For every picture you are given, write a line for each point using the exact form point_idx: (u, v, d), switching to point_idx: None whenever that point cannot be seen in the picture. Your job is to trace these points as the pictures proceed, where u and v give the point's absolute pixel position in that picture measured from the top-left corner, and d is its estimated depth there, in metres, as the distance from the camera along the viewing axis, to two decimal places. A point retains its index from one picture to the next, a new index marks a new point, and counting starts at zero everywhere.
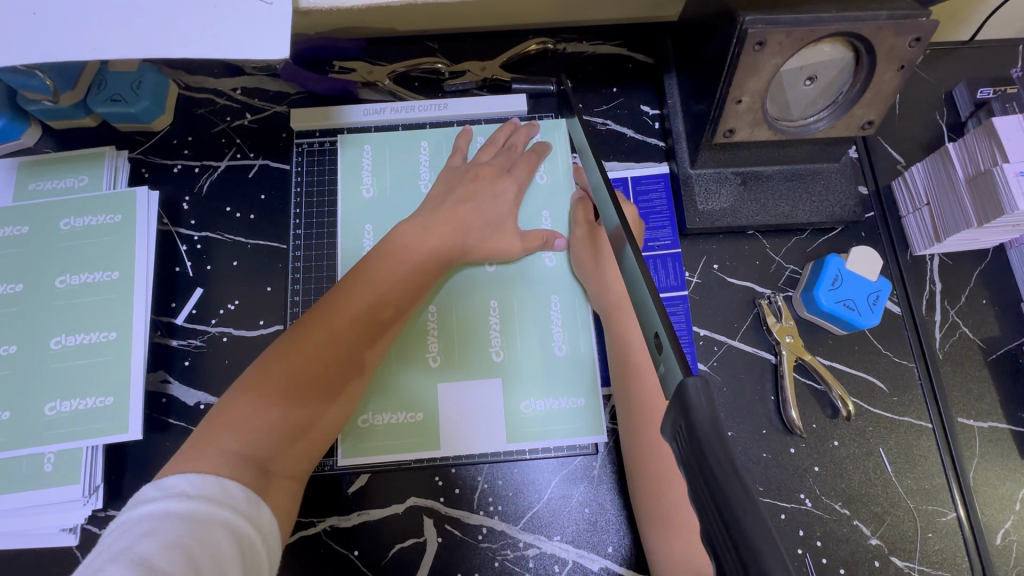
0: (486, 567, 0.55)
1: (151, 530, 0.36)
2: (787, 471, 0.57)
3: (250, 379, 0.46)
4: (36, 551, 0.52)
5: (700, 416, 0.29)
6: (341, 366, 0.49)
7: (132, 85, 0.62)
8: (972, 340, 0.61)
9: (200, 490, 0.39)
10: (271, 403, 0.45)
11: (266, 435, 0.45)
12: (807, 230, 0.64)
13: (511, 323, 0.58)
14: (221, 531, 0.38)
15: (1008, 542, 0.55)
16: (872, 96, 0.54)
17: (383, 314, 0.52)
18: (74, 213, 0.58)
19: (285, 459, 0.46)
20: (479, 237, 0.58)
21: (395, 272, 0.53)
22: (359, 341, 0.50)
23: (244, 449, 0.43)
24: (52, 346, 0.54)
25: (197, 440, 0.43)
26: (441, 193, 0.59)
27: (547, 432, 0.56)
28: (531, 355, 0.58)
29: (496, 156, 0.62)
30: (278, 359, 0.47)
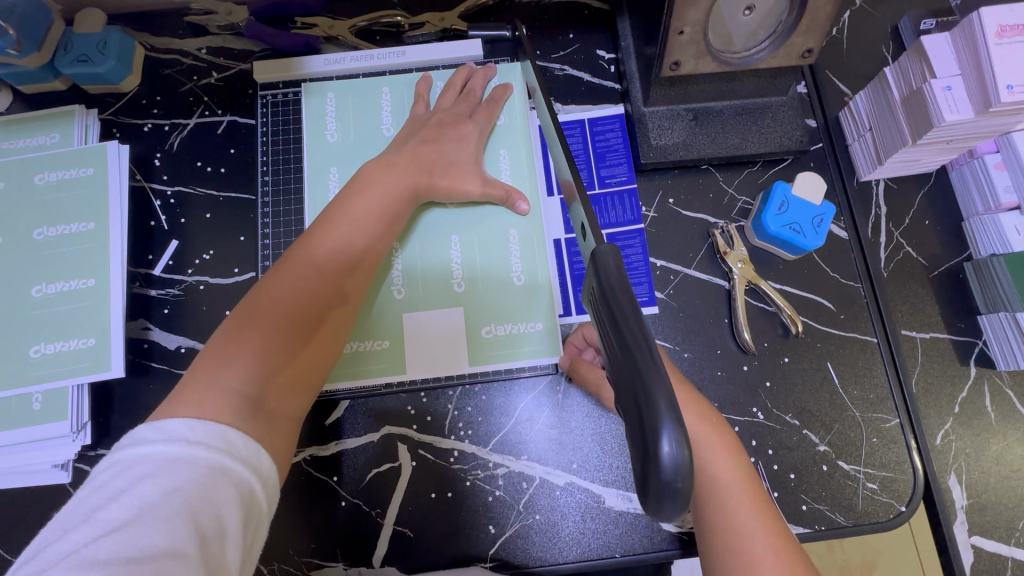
0: (458, 487, 0.58)
1: (149, 474, 0.35)
2: (741, 387, 0.61)
3: (234, 323, 0.46)
4: (32, 486, 0.56)
5: (609, 273, 0.38)
6: (326, 300, 0.49)
7: (98, 45, 0.64)
8: (915, 259, 0.64)
9: (199, 437, 0.38)
10: (260, 341, 0.45)
11: (261, 373, 0.44)
12: (758, 162, 0.67)
13: (473, 257, 0.61)
14: (219, 479, 0.37)
15: (946, 441, 0.59)
16: (809, 23, 0.55)
17: (359, 249, 0.52)
18: (48, 168, 0.60)
19: (282, 397, 0.45)
20: (445, 173, 0.59)
21: (363, 208, 0.53)
22: (341, 276, 0.50)
23: (240, 387, 0.43)
24: (33, 294, 0.57)
25: (188, 384, 0.42)
26: (405, 135, 0.60)
27: (510, 355, 0.60)
28: (494, 286, 0.61)
29: (455, 103, 0.63)
30: (261, 299, 0.47)
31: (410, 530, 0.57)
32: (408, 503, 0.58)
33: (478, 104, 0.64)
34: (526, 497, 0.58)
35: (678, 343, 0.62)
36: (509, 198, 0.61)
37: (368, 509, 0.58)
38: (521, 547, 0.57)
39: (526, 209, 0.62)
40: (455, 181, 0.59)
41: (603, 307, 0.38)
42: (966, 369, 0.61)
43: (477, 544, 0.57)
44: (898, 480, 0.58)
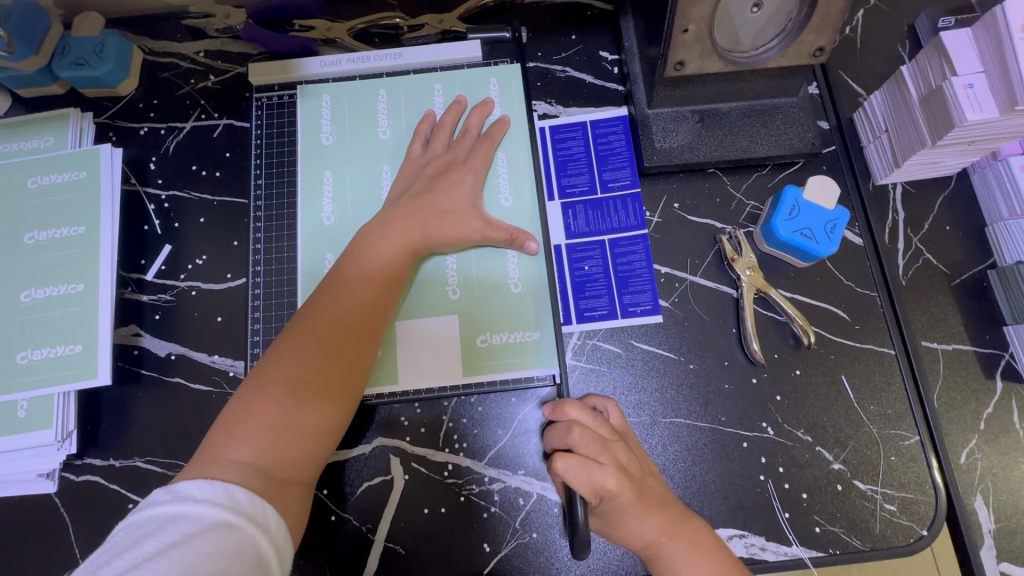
0: (452, 502, 0.56)
1: (156, 530, 0.38)
2: (750, 401, 0.58)
3: (248, 391, 0.47)
4: (17, 494, 0.55)
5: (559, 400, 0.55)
6: (334, 366, 0.49)
7: (96, 49, 0.64)
8: (936, 266, 0.61)
9: (205, 493, 0.40)
10: (272, 407, 0.46)
11: (273, 442, 0.45)
12: (768, 166, 0.64)
13: (471, 284, 0.59)
14: (219, 534, 0.38)
15: (972, 461, 0.56)
16: (819, 20, 0.53)
17: (364, 312, 0.51)
18: (40, 172, 0.59)
19: (295, 463, 0.45)
20: (444, 229, 0.56)
21: (364, 270, 0.53)
22: (349, 341, 0.50)
23: (252, 456, 0.44)
24: (22, 299, 0.56)
25: (206, 452, 0.44)
26: (401, 187, 0.59)
27: (515, 364, 0.58)
28: (493, 302, 0.59)
29: (449, 147, 0.61)
30: (272, 367, 0.48)
31: (401, 546, 0.55)
32: (400, 518, 0.55)
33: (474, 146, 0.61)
34: (522, 514, 0.55)
35: (683, 353, 0.59)
36: (514, 239, 0.58)
37: (359, 524, 0.55)
38: (517, 567, 0.54)
39: (536, 249, 0.58)
40: (452, 223, 0.57)
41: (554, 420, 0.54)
42: (992, 384, 0.57)
43: (471, 563, 0.54)
44: (919, 502, 0.55)
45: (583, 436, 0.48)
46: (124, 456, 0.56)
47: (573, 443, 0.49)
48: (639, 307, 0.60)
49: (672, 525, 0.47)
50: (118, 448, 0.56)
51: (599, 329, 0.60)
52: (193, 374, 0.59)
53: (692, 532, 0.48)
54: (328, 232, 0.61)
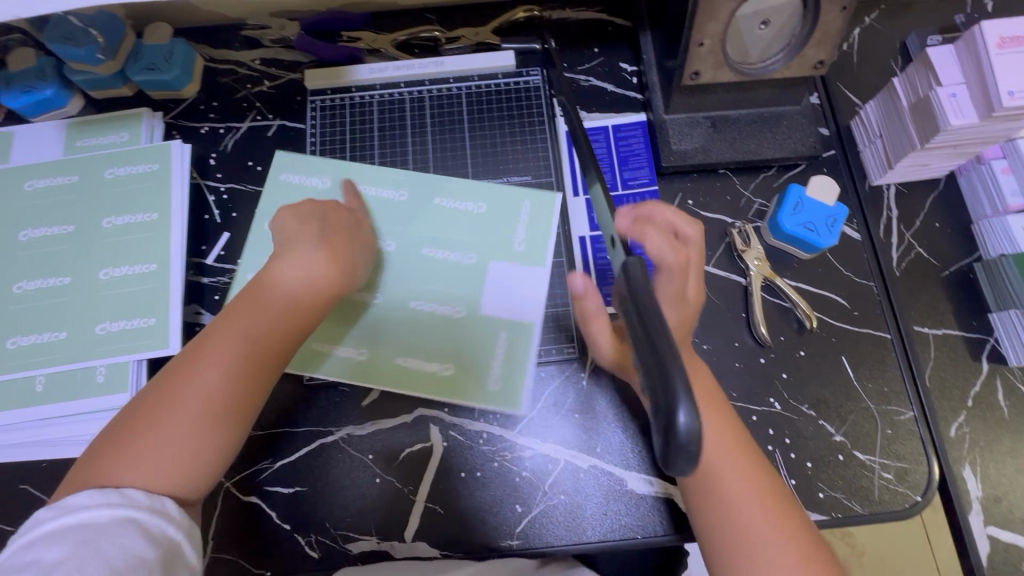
0: (486, 467, 0.61)
1: (64, 536, 0.41)
2: (758, 379, 0.63)
3: (136, 412, 0.49)
4: (91, 454, 0.60)
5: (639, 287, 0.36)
6: (221, 392, 0.50)
7: (165, 55, 0.70)
8: (927, 259, 0.67)
9: (97, 501, 0.43)
10: (170, 429, 0.48)
11: (156, 464, 0.47)
12: (773, 168, 0.70)
13: (497, 296, 0.64)
14: (124, 528, 0.42)
15: (961, 434, 0.61)
16: (820, 36, 0.59)
17: (258, 337, 0.52)
18: (117, 164, 0.66)
19: (182, 484, 0.48)
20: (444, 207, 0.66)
21: (270, 297, 0.54)
22: (237, 366, 0.51)
23: (145, 472, 0.46)
24: (101, 277, 0.62)
25: (90, 471, 0.46)
26: (338, 221, 0.60)
27: (527, 347, 0.63)
28: (499, 273, 0.64)
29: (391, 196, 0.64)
30: (160, 390, 0.49)
31: (441, 506, 0.60)
32: (439, 481, 0.61)
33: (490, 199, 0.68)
34: (550, 479, 0.60)
35: (696, 335, 0.65)
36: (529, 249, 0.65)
37: (401, 486, 0.61)
38: (545, 528, 0.59)
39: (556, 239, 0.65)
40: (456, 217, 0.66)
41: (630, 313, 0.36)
42: (979, 365, 0.63)
43: (504, 522, 0.59)
44: (913, 471, 0.60)
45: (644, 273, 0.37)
46: None
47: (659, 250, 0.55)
48: None
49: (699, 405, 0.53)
50: None
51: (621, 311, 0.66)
52: None
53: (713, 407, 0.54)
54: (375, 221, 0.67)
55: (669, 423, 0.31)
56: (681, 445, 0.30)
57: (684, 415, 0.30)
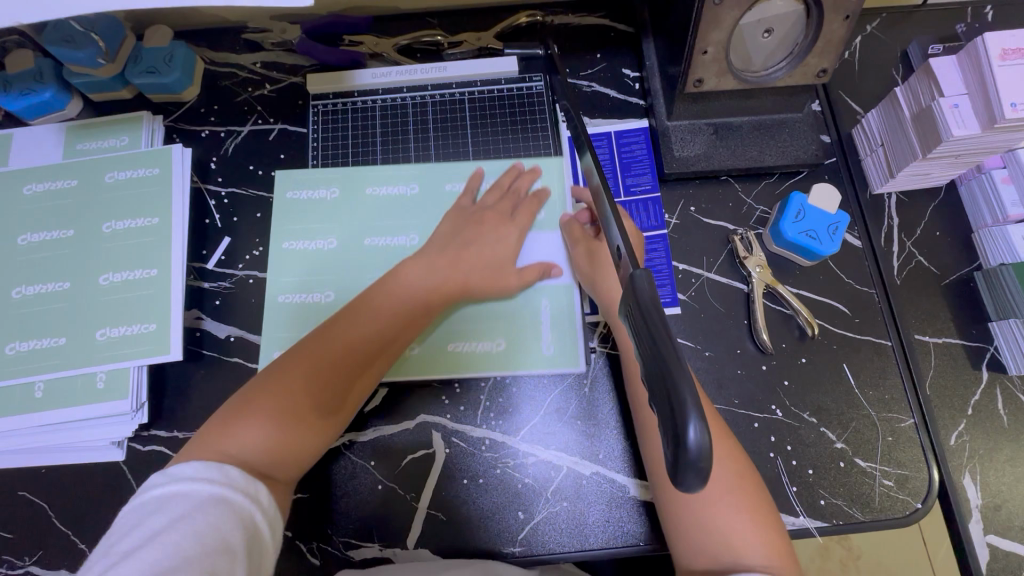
0: (489, 474, 0.61)
1: (160, 509, 0.41)
2: (759, 386, 0.63)
3: (254, 389, 0.51)
4: (91, 460, 0.59)
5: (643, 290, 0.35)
6: (338, 380, 0.53)
7: (165, 58, 0.70)
8: (927, 267, 0.67)
9: (203, 473, 0.43)
10: (282, 407, 0.50)
11: (264, 440, 0.48)
12: (775, 175, 0.70)
13: (512, 309, 0.65)
14: (220, 509, 0.41)
15: (961, 442, 0.62)
16: (823, 45, 0.60)
17: (378, 335, 0.56)
18: (117, 168, 0.65)
19: (281, 462, 0.48)
20: (529, 186, 0.68)
21: (391, 301, 0.58)
22: (357, 360, 0.54)
23: (249, 448, 0.47)
24: (101, 282, 0.61)
25: (204, 439, 0.47)
26: (449, 231, 0.64)
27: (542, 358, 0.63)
28: (533, 246, 0.67)
29: (499, 201, 0.66)
30: (281, 370, 0.51)
31: (443, 513, 0.60)
32: (441, 488, 0.61)
33: (521, 202, 0.67)
34: (553, 485, 0.60)
35: (698, 342, 0.65)
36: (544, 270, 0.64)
37: (402, 492, 0.61)
38: (547, 535, 0.59)
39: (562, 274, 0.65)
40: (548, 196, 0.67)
41: (638, 321, 0.35)
42: (979, 373, 0.64)
43: (506, 530, 0.59)
44: (913, 478, 0.60)
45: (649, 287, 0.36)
46: (188, 428, 0.61)
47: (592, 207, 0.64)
48: None
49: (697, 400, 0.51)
50: (182, 420, 0.61)
51: None
52: (250, 355, 0.64)
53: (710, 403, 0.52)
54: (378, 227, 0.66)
55: (679, 439, 0.30)
56: (690, 460, 0.29)
57: (694, 429, 0.29)
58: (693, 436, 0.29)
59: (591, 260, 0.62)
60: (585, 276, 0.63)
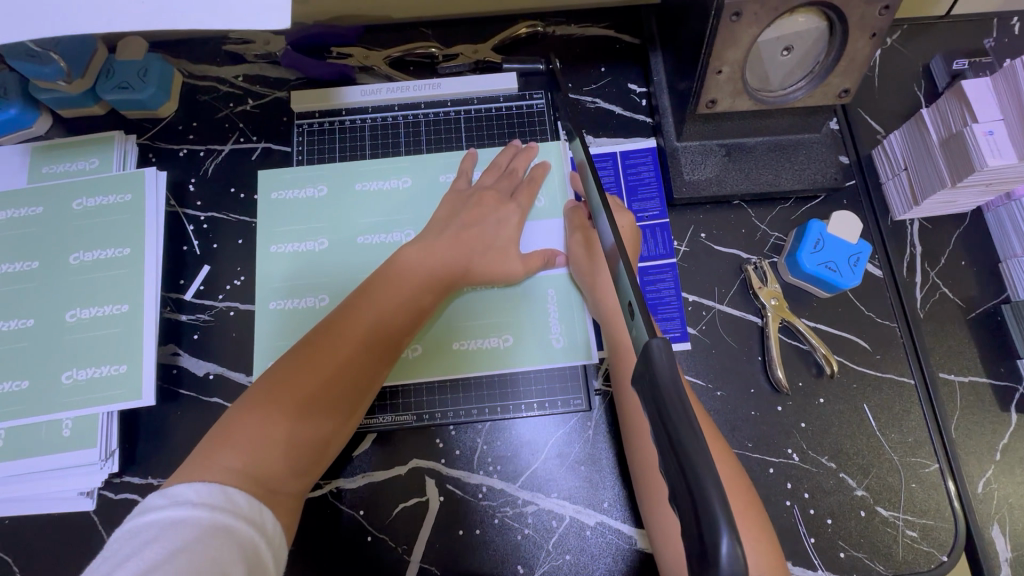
0: (486, 524, 0.57)
1: (155, 538, 0.37)
2: (775, 428, 0.59)
3: (253, 398, 0.47)
4: (57, 511, 0.55)
5: (663, 371, 0.32)
6: (345, 384, 0.49)
7: (139, 73, 0.65)
8: (952, 299, 0.63)
9: (204, 497, 0.40)
10: (279, 418, 0.46)
11: (267, 454, 0.45)
12: (790, 199, 0.66)
13: (515, 306, 0.61)
14: (222, 537, 0.38)
15: (989, 489, 0.58)
16: (847, 64, 0.55)
17: (385, 332, 0.52)
18: (85, 194, 0.62)
19: (286, 476, 0.45)
20: (527, 166, 0.64)
21: (396, 294, 0.53)
22: (363, 361, 0.50)
23: (246, 463, 0.43)
24: (67, 318, 0.58)
25: (200, 455, 0.44)
26: (447, 214, 0.60)
27: (544, 356, 0.60)
28: (534, 232, 0.63)
29: (497, 180, 0.63)
30: (283, 377, 0.48)
31: (437, 568, 0.56)
32: (435, 540, 0.57)
33: (518, 184, 0.63)
34: (554, 536, 0.56)
35: (710, 380, 0.61)
36: (549, 263, 0.61)
37: (393, 544, 0.57)
38: None
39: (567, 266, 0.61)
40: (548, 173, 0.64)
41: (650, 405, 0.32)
42: (1007, 415, 0.60)
43: None
44: (938, 528, 0.56)
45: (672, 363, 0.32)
46: (163, 475, 0.57)
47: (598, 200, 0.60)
48: (668, 335, 0.62)
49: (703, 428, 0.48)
50: (157, 466, 0.57)
51: None
52: (230, 394, 0.59)
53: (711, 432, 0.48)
54: (366, 252, 0.62)
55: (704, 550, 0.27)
56: None
57: (727, 544, 0.26)
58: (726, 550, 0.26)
59: (589, 247, 0.59)
60: (580, 267, 0.60)
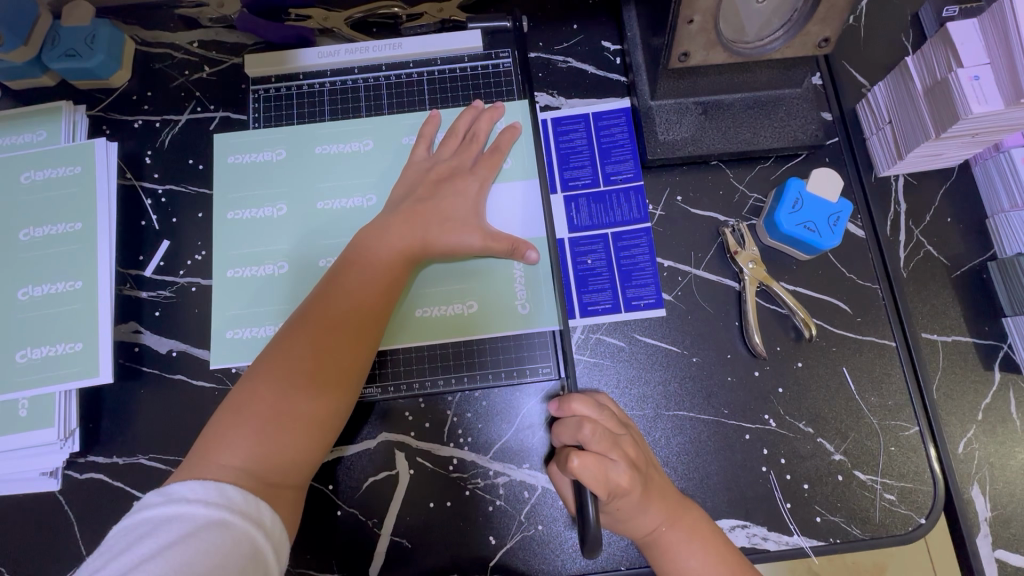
0: (458, 496, 0.56)
1: (152, 532, 0.38)
2: (752, 393, 0.58)
3: (239, 395, 0.47)
4: (20, 492, 0.54)
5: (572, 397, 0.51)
6: (324, 370, 0.48)
7: (87, 40, 0.62)
8: (937, 258, 0.61)
9: (197, 494, 0.40)
10: (265, 413, 0.46)
11: (261, 449, 0.45)
12: (771, 158, 0.64)
13: (481, 277, 0.59)
14: (215, 532, 0.39)
15: (970, 450, 0.57)
16: (825, 11, 0.52)
17: (357, 315, 0.51)
18: (34, 167, 0.60)
19: (285, 469, 0.46)
20: (490, 128, 0.61)
21: (363, 273, 0.53)
22: (340, 341, 0.50)
23: (238, 461, 0.44)
24: (21, 296, 0.57)
25: (198, 454, 0.44)
26: (404, 190, 0.58)
27: (509, 324, 0.59)
28: (500, 197, 0.61)
29: (456, 152, 0.60)
30: (265, 373, 0.48)
31: (408, 540, 0.55)
32: (406, 514, 0.56)
33: (479, 153, 0.60)
34: (527, 507, 0.56)
35: (686, 346, 0.59)
36: (515, 250, 0.57)
37: (364, 519, 0.56)
38: (521, 560, 0.55)
39: (537, 258, 0.57)
40: (514, 138, 0.61)
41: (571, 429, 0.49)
42: (991, 374, 0.58)
43: (476, 555, 0.55)
44: (918, 491, 0.55)
45: (594, 432, 0.48)
46: (128, 453, 0.56)
47: (584, 440, 0.48)
48: (643, 301, 0.60)
49: (670, 514, 0.49)
50: (120, 445, 0.56)
51: (602, 322, 0.60)
52: (194, 371, 0.58)
53: (688, 518, 0.50)
54: (328, 223, 0.59)
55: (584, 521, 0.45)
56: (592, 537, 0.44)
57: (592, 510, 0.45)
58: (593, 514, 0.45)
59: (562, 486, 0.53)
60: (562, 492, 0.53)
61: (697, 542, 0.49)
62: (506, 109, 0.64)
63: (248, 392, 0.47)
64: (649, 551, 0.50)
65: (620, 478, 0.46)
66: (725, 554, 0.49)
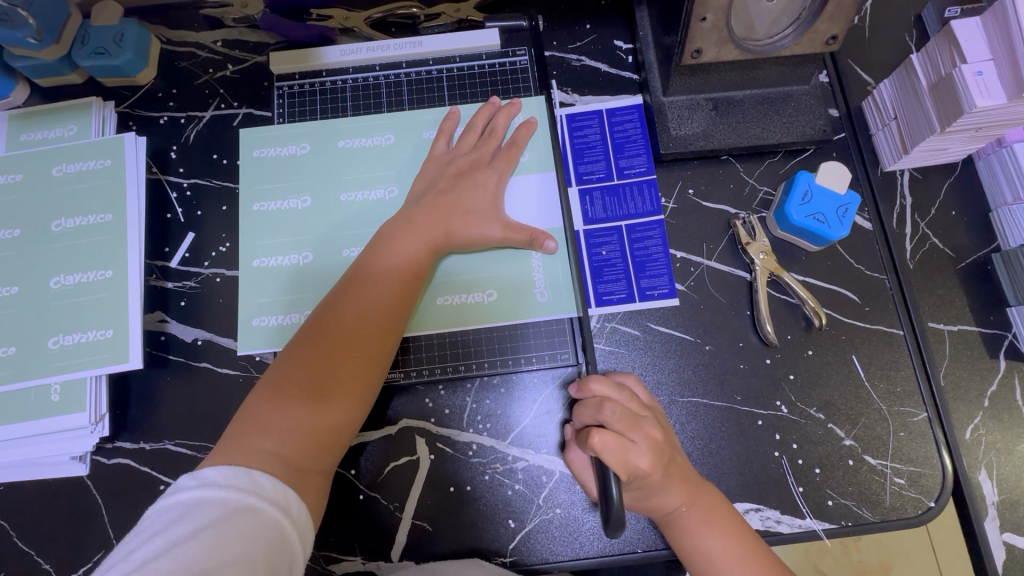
0: (478, 480, 0.57)
1: (182, 515, 0.39)
2: (764, 381, 0.59)
3: (269, 384, 0.49)
4: (50, 475, 0.56)
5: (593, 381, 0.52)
6: (351, 360, 0.50)
7: (116, 38, 0.64)
8: (942, 250, 0.63)
9: (228, 480, 0.41)
10: (294, 400, 0.47)
11: (290, 434, 0.46)
12: (780, 153, 0.65)
13: (499, 268, 0.61)
14: (244, 517, 0.39)
15: (976, 436, 0.58)
16: (834, 9, 0.54)
17: (383, 307, 0.52)
18: (65, 161, 0.62)
19: (313, 455, 0.47)
20: (508, 123, 0.63)
21: (388, 265, 0.54)
22: (366, 332, 0.51)
23: (269, 445, 0.45)
24: (52, 286, 0.58)
25: (230, 440, 0.45)
26: (426, 182, 0.59)
27: (526, 313, 0.60)
28: (517, 190, 0.62)
29: (475, 147, 0.61)
30: (294, 362, 0.49)
31: (428, 523, 0.57)
32: (426, 498, 0.57)
33: (497, 147, 0.62)
34: (546, 491, 0.57)
35: (699, 335, 0.61)
36: (534, 241, 0.59)
37: (386, 503, 0.57)
38: (540, 543, 0.56)
39: (555, 247, 0.59)
40: (530, 132, 0.63)
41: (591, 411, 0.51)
42: (996, 362, 0.60)
43: (495, 539, 0.56)
44: (926, 475, 0.57)
45: (615, 411, 0.49)
46: (155, 439, 0.57)
47: (604, 420, 0.50)
48: (657, 291, 0.62)
49: (690, 494, 0.51)
50: (148, 430, 0.57)
51: (616, 312, 0.62)
52: (219, 358, 0.59)
53: (705, 498, 0.51)
54: (350, 215, 0.61)
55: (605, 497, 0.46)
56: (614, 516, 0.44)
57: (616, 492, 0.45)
58: (616, 496, 0.45)
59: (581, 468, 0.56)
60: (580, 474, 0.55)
61: (715, 522, 0.51)
62: (523, 105, 0.65)
63: (278, 381, 0.48)
64: (668, 530, 0.51)
65: (639, 457, 0.48)
66: (743, 535, 0.51)
